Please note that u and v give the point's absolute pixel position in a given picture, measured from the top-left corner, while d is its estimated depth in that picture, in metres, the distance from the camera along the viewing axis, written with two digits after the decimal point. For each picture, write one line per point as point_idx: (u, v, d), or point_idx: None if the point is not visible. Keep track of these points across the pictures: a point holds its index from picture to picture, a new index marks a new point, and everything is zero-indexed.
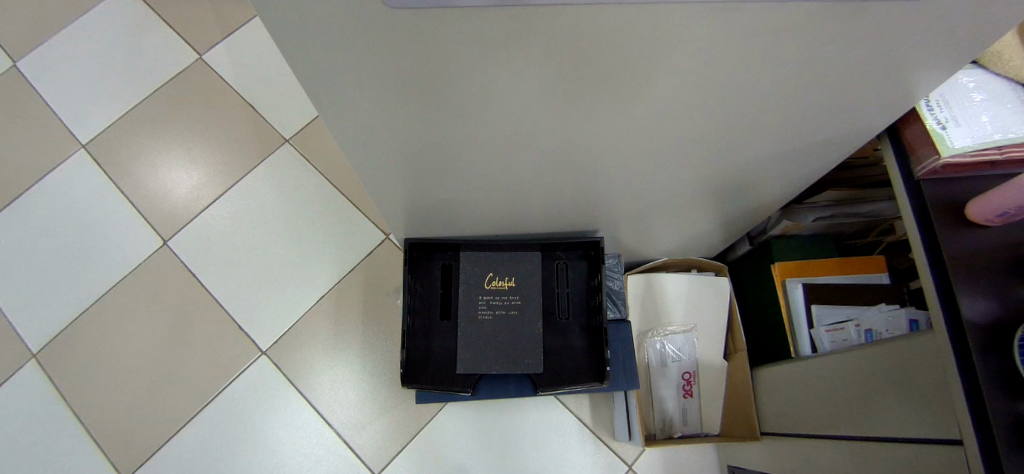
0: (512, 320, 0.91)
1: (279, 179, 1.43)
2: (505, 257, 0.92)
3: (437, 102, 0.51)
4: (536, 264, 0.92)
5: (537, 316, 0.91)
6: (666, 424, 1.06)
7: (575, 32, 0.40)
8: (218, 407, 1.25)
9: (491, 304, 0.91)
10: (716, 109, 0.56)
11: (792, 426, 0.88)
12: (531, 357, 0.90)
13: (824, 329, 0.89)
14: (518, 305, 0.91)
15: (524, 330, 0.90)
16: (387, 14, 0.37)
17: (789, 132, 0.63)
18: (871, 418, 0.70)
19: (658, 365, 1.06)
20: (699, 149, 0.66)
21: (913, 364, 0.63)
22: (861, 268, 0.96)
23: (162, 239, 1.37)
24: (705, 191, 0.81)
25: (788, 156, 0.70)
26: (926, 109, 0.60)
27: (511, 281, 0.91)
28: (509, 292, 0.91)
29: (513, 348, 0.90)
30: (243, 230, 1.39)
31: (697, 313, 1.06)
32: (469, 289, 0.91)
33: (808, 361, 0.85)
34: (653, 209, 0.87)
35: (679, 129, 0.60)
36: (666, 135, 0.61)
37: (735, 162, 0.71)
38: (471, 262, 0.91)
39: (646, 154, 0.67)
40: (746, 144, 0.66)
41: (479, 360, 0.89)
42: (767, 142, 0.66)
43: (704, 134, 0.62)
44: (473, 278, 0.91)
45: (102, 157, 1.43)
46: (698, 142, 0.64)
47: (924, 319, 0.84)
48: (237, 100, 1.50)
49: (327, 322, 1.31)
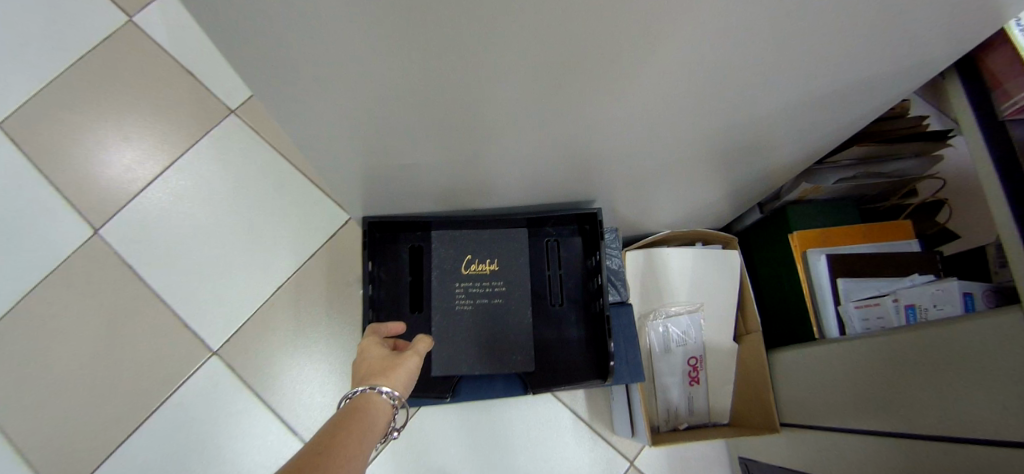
0: (496, 310, 0.76)
1: (224, 155, 1.25)
2: (487, 237, 0.77)
3: (381, 30, 0.35)
4: (522, 244, 0.78)
5: (526, 304, 0.77)
6: (672, 415, 0.95)
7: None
8: (166, 415, 1.09)
9: (470, 292, 0.76)
10: (767, 31, 0.41)
11: (818, 418, 0.77)
12: (519, 353, 0.75)
13: (853, 304, 0.75)
14: (502, 292, 0.77)
15: (510, 321, 0.76)
16: None
17: (844, 66, 0.49)
18: (932, 415, 0.58)
19: (661, 350, 0.94)
20: (732, 96, 0.52)
21: (978, 350, 0.53)
22: (889, 235, 0.86)
23: (93, 227, 1.19)
24: (721, 150, 0.68)
25: (833, 98, 0.57)
26: (1017, 30, 0.47)
27: (494, 265, 0.77)
28: (492, 277, 0.77)
29: (498, 345, 0.75)
30: (185, 214, 1.21)
31: (703, 290, 0.94)
32: (443, 275, 0.76)
33: (836, 344, 0.74)
34: (658, 173, 0.73)
35: (712, 66, 0.45)
36: (695, 77, 0.47)
37: (768, 111, 0.57)
38: (444, 244, 0.77)
39: (665, 105, 0.52)
40: (788, 86, 0.52)
41: (457, 360, 0.75)
42: (815, 81, 0.52)
43: (734, 78, 0.48)
44: (448, 262, 0.76)
45: (18, 135, 1.22)
46: (731, 86, 0.50)
47: (982, 292, 0.65)
48: (173, 65, 1.29)
49: (287, 316, 1.15)
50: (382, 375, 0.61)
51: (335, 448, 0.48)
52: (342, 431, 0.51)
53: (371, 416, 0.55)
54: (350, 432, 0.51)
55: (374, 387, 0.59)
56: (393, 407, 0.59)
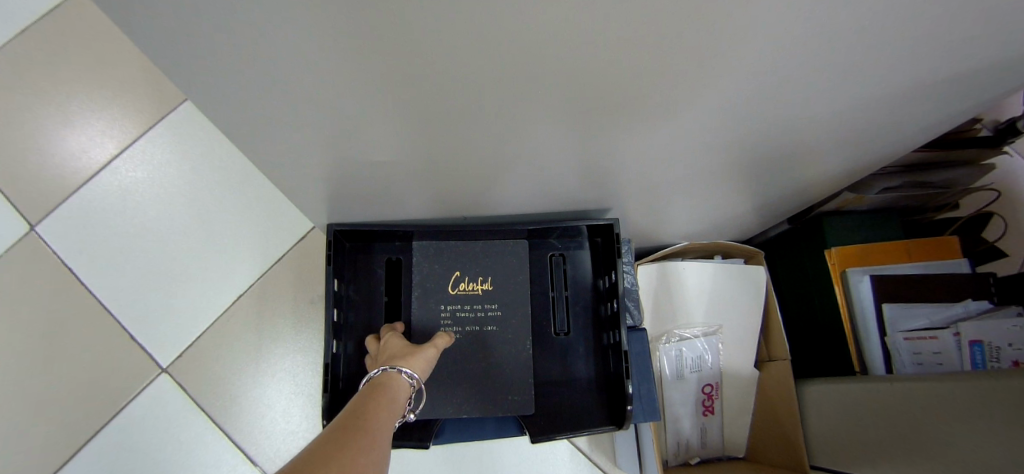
0: (490, 339, 0.64)
1: (182, 143, 1.07)
2: (480, 251, 0.67)
3: None
4: (522, 259, 0.67)
5: (526, 331, 0.65)
6: (683, 450, 0.84)
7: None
8: (105, 440, 0.95)
9: (458, 317, 0.65)
10: None
11: (847, 465, 0.67)
12: (518, 391, 0.63)
13: (902, 337, 0.66)
14: (496, 317, 0.65)
15: (506, 353, 0.64)
16: None
17: (965, 39, 0.38)
18: (956, 449, 0.52)
19: (674, 377, 0.82)
20: (815, 78, 0.40)
21: None
22: (938, 255, 0.76)
23: (29, 223, 1.02)
24: (768, 154, 0.56)
25: (928, 87, 0.45)
26: None
27: (486, 284, 0.66)
28: (484, 299, 0.65)
29: (491, 383, 0.63)
30: (136, 211, 1.04)
31: (722, 310, 0.83)
32: (425, 297, 0.65)
33: (882, 381, 0.63)
34: (689, 178, 0.61)
35: (808, 29, 0.33)
36: (781, 46, 0.35)
37: (846, 103, 0.46)
38: (429, 258, 0.66)
39: (724, 87, 0.40)
40: (885, 68, 0.40)
41: (442, 401, 0.62)
42: (920, 62, 0.40)
43: (816, 53, 0.37)
44: (432, 281, 0.65)
45: None
46: (820, 62, 0.38)
47: None
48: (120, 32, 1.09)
49: (249, 327, 1.02)
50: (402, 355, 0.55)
51: (369, 422, 0.42)
52: (371, 406, 0.45)
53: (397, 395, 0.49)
54: (378, 408, 0.46)
55: (394, 368, 0.52)
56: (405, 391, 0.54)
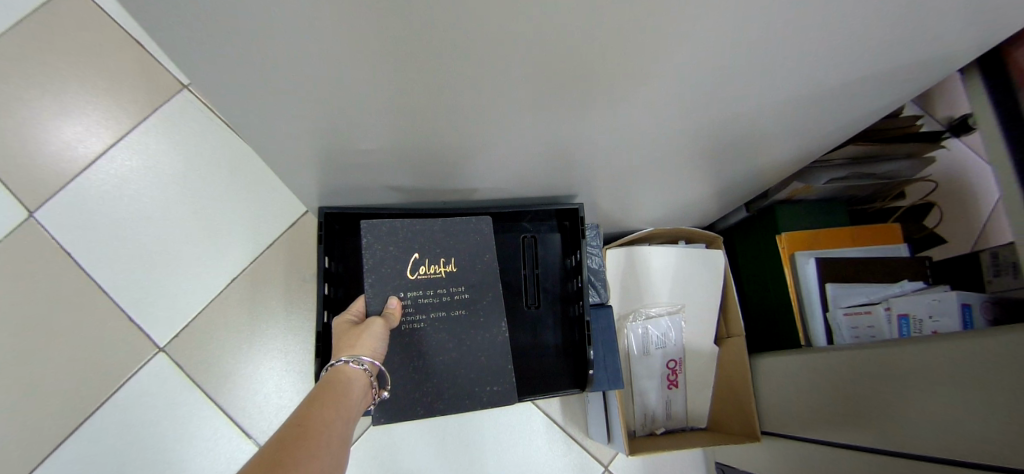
0: (460, 324, 0.67)
1: (176, 134, 1.12)
2: (439, 231, 0.67)
3: None
4: (487, 238, 0.69)
5: (495, 315, 0.68)
6: (649, 420, 0.91)
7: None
8: (105, 417, 0.99)
9: (425, 302, 0.66)
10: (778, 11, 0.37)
11: (797, 429, 0.74)
12: (491, 374, 0.68)
13: (841, 312, 0.72)
14: (464, 300, 0.67)
15: (477, 338, 0.67)
16: None
17: (858, 52, 0.45)
18: (888, 410, 0.58)
19: (641, 353, 0.89)
20: (741, 80, 0.47)
21: (982, 371, 0.48)
22: (879, 238, 0.83)
23: (26, 210, 1.05)
24: (716, 144, 0.63)
25: (844, 89, 0.52)
26: None
27: (450, 265, 0.67)
28: (449, 282, 0.67)
29: (473, 372, 0.67)
30: (132, 199, 1.08)
31: (685, 291, 0.90)
32: (381, 283, 0.65)
33: (823, 353, 0.69)
34: (646, 169, 0.68)
35: (724, 42, 0.40)
36: (706, 51, 0.41)
37: (777, 98, 0.52)
38: (381, 240, 0.65)
39: (659, 91, 0.46)
40: (799, 74, 0.47)
41: (416, 401, 0.66)
42: (828, 69, 0.47)
43: (736, 63, 0.44)
44: (390, 266, 0.65)
45: None
46: (739, 70, 0.45)
47: (978, 303, 0.62)
48: (111, 28, 1.13)
49: (243, 309, 1.07)
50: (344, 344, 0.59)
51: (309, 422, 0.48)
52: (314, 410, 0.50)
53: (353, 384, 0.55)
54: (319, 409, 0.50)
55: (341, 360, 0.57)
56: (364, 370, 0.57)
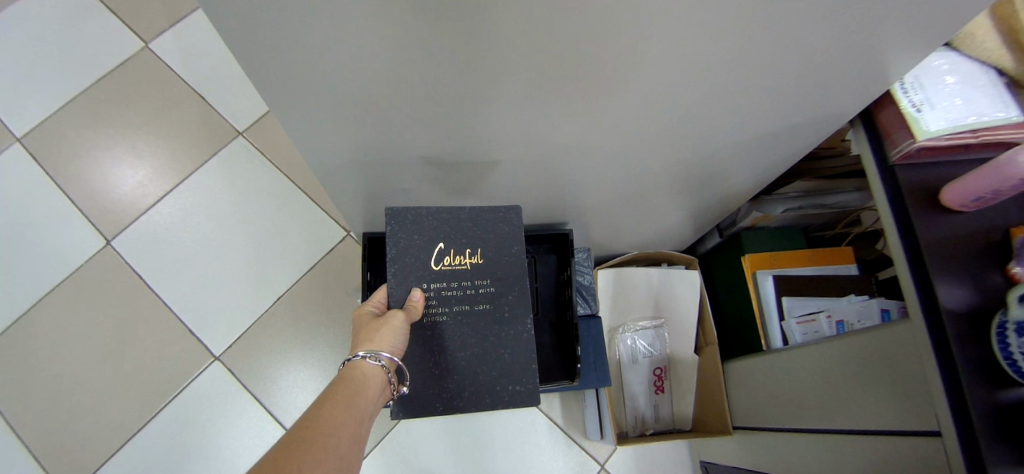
0: (482, 317, 0.71)
1: (232, 174, 1.32)
2: (464, 222, 0.71)
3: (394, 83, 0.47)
4: (512, 231, 0.73)
5: (519, 310, 0.72)
6: (639, 422, 1.03)
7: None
8: (167, 417, 1.15)
9: (450, 294, 0.70)
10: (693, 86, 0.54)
11: (761, 419, 0.86)
12: (517, 367, 0.71)
13: (794, 321, 0.85)
14: (488, 294, 0.71)
15: (502, 331, 0.71)
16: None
17: (765, 111, 0.61)
18: (824, 395, 0.71)
19: (630, 361, 1.03)
20: (681, 129, 0.63)
21: (882, 357, 0.61)
22: (831, 259, 0.96)
23: (105, 238, 1.24)
24: (677, 179, 0.79)
25: (766, 137, 0.68)
26: (901, 92, 0.60)
27: (474, 258, 0.71)
28: (473, 275, 0.71)
29: (497, 369, 0.70)
30: (194, 229, 1.27)
31: (666, 306, 1.04)
32: (406, 274, 0.69)
33: (778, 354, 0.82)
34: (622, 199, 0.84)
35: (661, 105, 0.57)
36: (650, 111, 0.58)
37: (712, 146, 0.69)
38: (407, 230, 0.69)
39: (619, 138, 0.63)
40: (724, 125, 0.64)
41: (436, 395, 0.70)
42: (747, 122, 0.63)
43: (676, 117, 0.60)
44: (416, 258, 0.69)
45: (39, 151, 1.28)
46: (676, 122, 0.61)
47: (896, 307, 0.77)
48: (182, 88, 1.36)
49: (286, 323, 1.23)
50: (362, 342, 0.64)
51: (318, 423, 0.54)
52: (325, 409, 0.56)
53: (359, 401, 0.59)
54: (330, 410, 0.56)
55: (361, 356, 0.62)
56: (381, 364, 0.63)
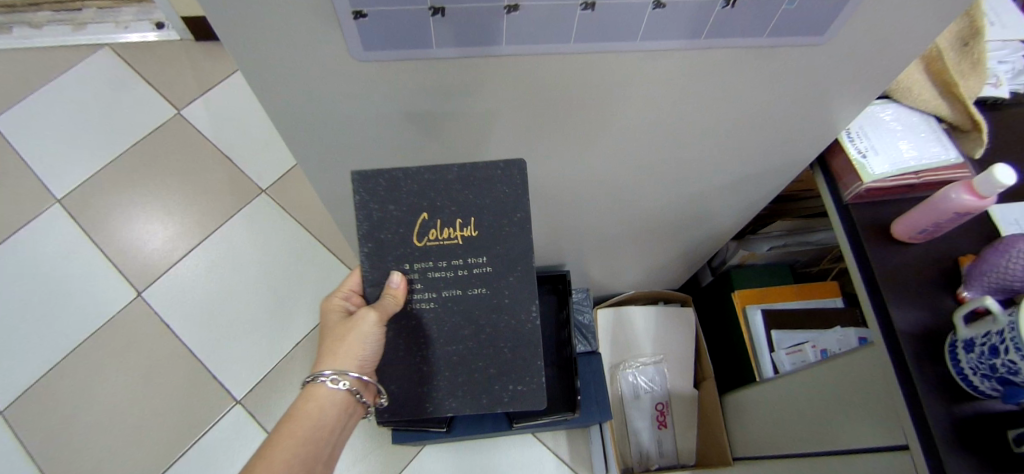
0: (476, 305, 0.57)
1: (256, 228, 1.42)
2: (451, 182, 0.54)
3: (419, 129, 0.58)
4: (519, 191, 0.54)
5: (524, 296, 0.57)
6: (644, 457, 1.05)
7: (541, 38, 0.45)
8: (188, 462, 1.18)
9: (437, 278, 0.56)
10: (664, 134, 0.63)
11: (757, 449, 0.89)
12: (519, 362, 0.59)
13: (784, 351, 0.91)
14: (485, 278, 0.56)
15: (501, 321, 0.57)
16: (389, 61, 0.47)
17: (732, 157, 0.70)
18: (810, 420, 0.75)
19: (632, 397, 1.07)
20: (659, 173, 0.72)
21: (857, 379, 0.65)
22: (815, 294, 1.01)
23: (136, 290, 1.33)
24: (665, 220, 0.86)
25: (738, 181, 0.76)
26: (847, 140, 0.69)
27: (466, 232, 0.55)
28: (465, 254, 0.55)
29: (494, 366, 0.59)
30: (219, 280, 1.36)
31: (664, 343, 1.09)
32: (382, 255, 0.55)
33: (769, 384, 0.87)
34: (616, 241, 0.92)
35: (637, 152, 0.66)
36: (629, 157, 0.67)
37: (688, 188, 0.77)
38: (379, 196, 0.53)
39: (605, 179, 0.72)
40: (698, 169, 0.72)
41: (424, 394, 0.60)
42: (718, 167, 0.72)
43: (654, 163, 0.69)
44: (394, 234, 0.55)
45: (78, 212, 1.39)
46: (653, 167, 0.70)
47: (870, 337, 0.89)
48: (211, 150, 1.49)
49: (303, 367, 1.28)
50: (327, 356, 0.59)
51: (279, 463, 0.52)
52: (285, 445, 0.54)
53: (320, 449, 0.56)
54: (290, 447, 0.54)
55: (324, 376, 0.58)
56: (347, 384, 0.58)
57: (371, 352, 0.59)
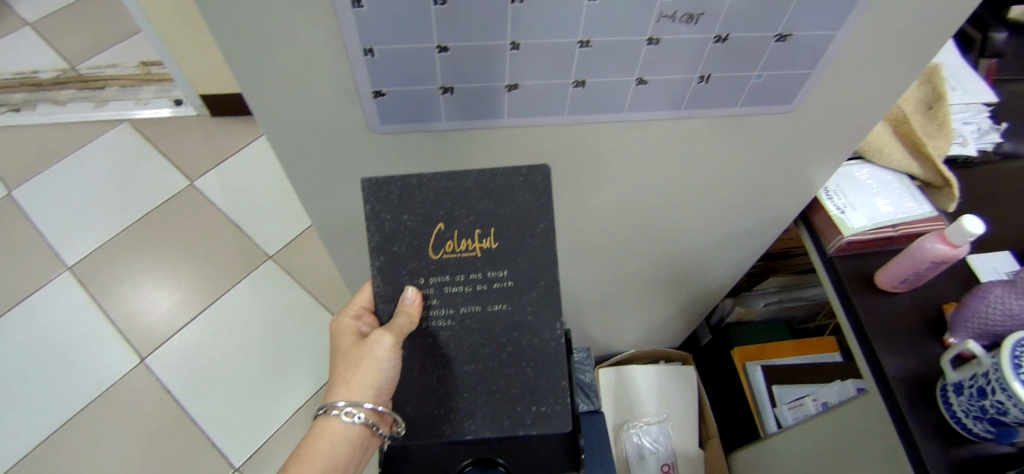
0: (497, 321, 0.53)
1: (261, 293, 1.45)
2: (471, 191, 0.51)
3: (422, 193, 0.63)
4: (535, 205, 0.51)
5: (547, 315, 0.54)
6: None
7: (536, 111, 0.52)
8: None
9: (455, 293, 0.53)
10: (651, 195, 0.68)
11: None
12: (542, 385, 0.55)
13: (785, 406, 0.92)
14: (506, 295, 0.53)
15: (522, 340, 0.54)
16: (398, 133, 0.52)
17: (717, 215, 0.75)
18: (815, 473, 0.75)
19: (636, 459, 1.03)
20: (651, 231, 0.77)
21: (857, 428, 0.66)
22: (813, 348, 1.01)
23: (139, 357, 1.33)
24: (660, 277, 0.90)
25: (725, 237, 0.81)
26: (826, 198, 0.74)
27: (486, 243, 0.52)
28: (485, 268, 0.52)
29: (516, 386, 0.55)
30: (222, 345, 1.36)
31: (667, 403, 1.08)
32: (395, 270, 0.52)
33: (774, 440, 0.86)
34: (614, 298, 0.95)
35: (628, 211, 0.71)
36: (620, 216, 0.72)
37: (681, 245, 0.81)
38: (393, 206, 0.51)
39: (599, 238, 0.77)
40: (687, 227, 0.77)
41: (436, 417, 0.55)
42: (705, 224, 0.77)
43: (644, 221, 0.74)
44: (409, 245, 0.52)
45: (86, 279, 1.42)
46: (645, 226, 0.75)
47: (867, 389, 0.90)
48: (221, 218, 1.55)
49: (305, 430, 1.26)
50: (340, 386, 0.54)
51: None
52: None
53: None
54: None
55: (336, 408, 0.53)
56: (359, 417, 0.53)
57: (387, 377, 0.55)
